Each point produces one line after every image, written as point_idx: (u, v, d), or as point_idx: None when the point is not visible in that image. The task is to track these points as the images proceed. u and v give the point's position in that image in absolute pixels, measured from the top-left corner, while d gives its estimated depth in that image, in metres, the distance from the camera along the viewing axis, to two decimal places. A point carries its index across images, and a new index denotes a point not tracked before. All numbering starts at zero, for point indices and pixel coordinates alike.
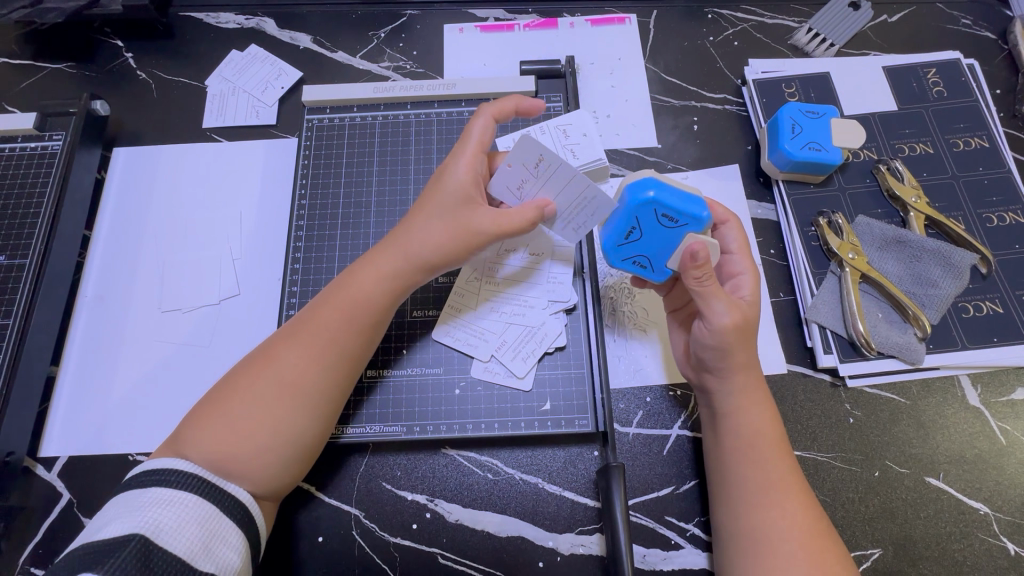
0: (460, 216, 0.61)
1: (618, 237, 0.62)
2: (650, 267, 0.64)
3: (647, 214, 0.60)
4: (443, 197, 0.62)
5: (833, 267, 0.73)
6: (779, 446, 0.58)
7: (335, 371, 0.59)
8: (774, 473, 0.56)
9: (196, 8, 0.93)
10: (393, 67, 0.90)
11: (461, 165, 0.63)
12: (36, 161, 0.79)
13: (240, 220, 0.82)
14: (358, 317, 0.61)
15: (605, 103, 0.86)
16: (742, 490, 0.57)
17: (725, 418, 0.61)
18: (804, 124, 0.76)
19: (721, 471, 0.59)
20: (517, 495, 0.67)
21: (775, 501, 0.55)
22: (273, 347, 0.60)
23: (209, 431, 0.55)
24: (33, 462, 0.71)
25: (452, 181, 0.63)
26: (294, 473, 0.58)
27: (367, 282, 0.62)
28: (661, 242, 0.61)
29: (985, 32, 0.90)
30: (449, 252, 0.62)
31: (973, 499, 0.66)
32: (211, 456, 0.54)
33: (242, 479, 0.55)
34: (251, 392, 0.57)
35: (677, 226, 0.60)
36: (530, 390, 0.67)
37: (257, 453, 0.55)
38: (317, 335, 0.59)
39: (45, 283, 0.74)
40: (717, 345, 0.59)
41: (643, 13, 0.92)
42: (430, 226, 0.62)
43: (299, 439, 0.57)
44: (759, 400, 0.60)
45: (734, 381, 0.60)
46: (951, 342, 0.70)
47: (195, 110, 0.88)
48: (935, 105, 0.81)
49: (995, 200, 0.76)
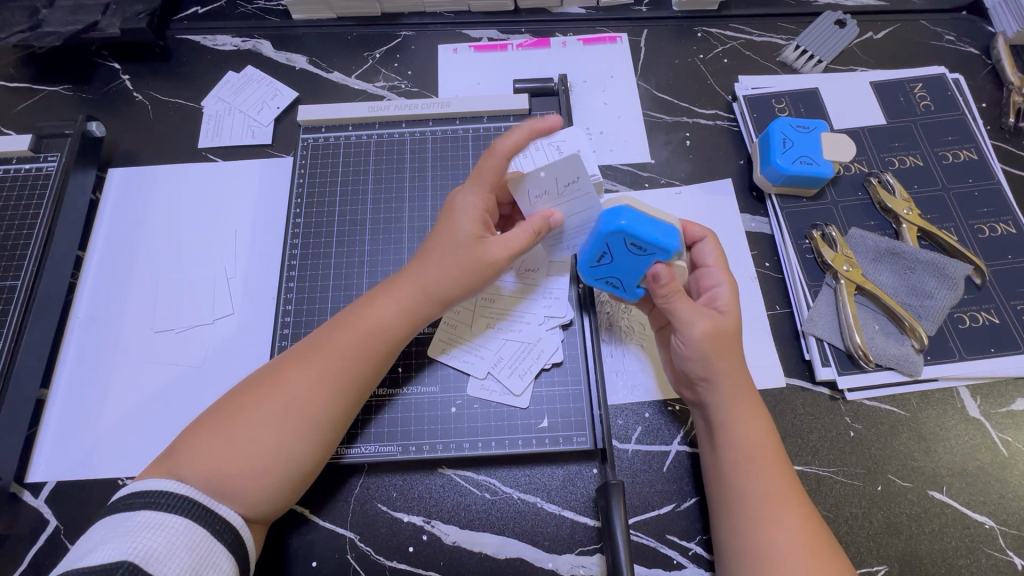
0: (471, 250, 0.61)
1: (590, 259, 0.63)
2: (622, 286, 0.65)
3: (616, 241, 0.60)
4: (453, 232, 0.62)
5: (829, 280, 0.73)
6: (776, 457, 0.57)
7: (342, 398, 0.59)
8: (772, 485, 0.56)
9: (193, 30, 0.95)
10: (389, 86, 0.91)
11: (469, 199, 0.63)
12: (31, 182, 0.79)
13: (235, 239, 0.82)
14: (369, 342, 0.60)
15: (598, 120, 0.87)
16: (742, 505, 0.56)
17: (721, 431, 0.60)
18: (795, 138, 0.76)
19: (721, 485, 0.58)
20: (515, 516, 0.66)
21: (775, 515, 0.54)
22: (284, 366, 0.59)
23: (209, 450, 0.54)
24: (20, 488, 0.69)
25: (462, 216, 0.63)
26: (287, 498, 0.57)
27: (379, 305, 0.62)
28: (631, 265, 0.62)
29: (969, 48, 0.92)
30: (462, 286, 0.62)
31: (977, 513, 0.65)
32: (206, 477, 0.53)
33: (235, 502, 0.54)
34: (255, 413, 0.56)
35: (647, 253, 0.60)
36: (527, 406, 0.67)
37: (253, 477, 0.54)
38: (326, 356, 0.59)
39: (37, 304, 0.74)
40: (695, 358, 0.60)
41: (634, 32, 0.94)
42: (441, 259, 0.61)
43: (298, 466, 0.56)
44: (754, 411, 0.60)
45: (723, 391, 0.60)
46: (950, 353, 0.69)
47: (191, 130, 0.88)
48: (923, 118, 0.83)
49: (986, 211, 0.77)
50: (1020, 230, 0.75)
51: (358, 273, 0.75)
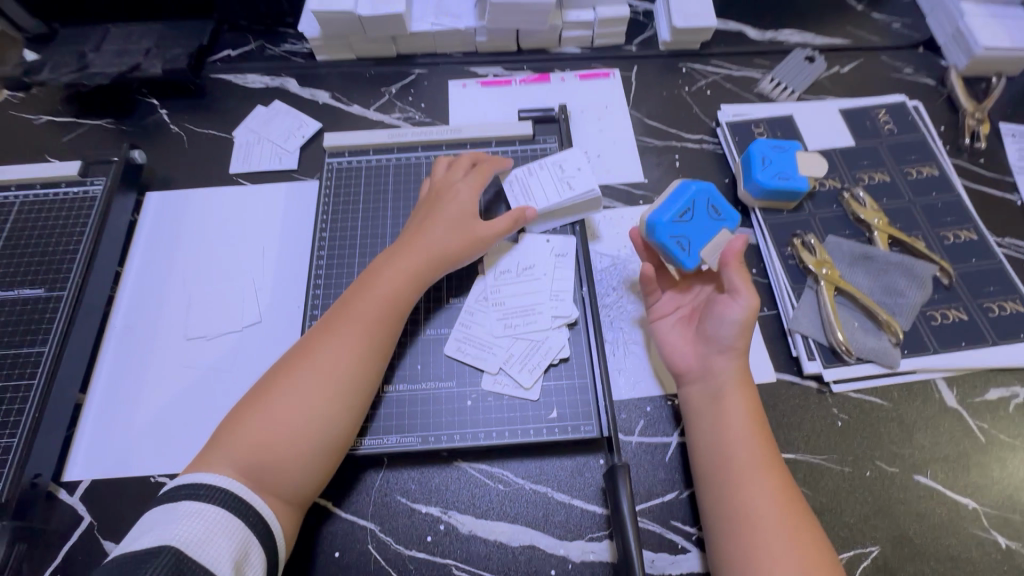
0: (468, 225, 0.75)
1: (673, 213, 0.75)
2: (688, 249, 0.74)
3: (701, 203, 0.76)
4: (453, 211, 0.75)
5: (810, 282, 0.80)
6: (762, 428, 0.64)
7: (363, 365, 0.65)
8: (758, 452, 0.62)
9: (226, 70, 1.05)
10: (404, 117, 1.00)
11: (466, 185, 0.78)
12: (77, 204, 0.86)
13: (263, 254, 0.88)
14: (388, 314, 0.68)
15: (595, 145, 0.96)
16: (729, 470, 0.62)
17: (715, 402, 0.66)
18: (773, 157, 0.85)
19: (710, 453, 0.64)
20: (527, 505, 0.70)
21: (761, 478, 0.60)
22: (305, 347, 0.65)
23: (248, 431, 0.59)
24: (56, 487, 0.73)
25: (460, 198, 0.76)
26: (326, 467, 0.62)
27: (394, 284, 0.70)
28: (702, 229, 0.75)
29: (925, 79, 1.02)
30: (461, 254, 0.74)
31: (961, 495, 0.70)
32: (253, 451, 0.58)
33: (279, 471, 0.59)
34: (290, 386, 0.62)
35: (718, 220, 0.76)
36: (537, 399, 0.72)
37: (294, 447, 0.59)
38: (350, 329, 0.66)
39: (81, 313, 0.80)
40: (742, 320, 0.67)
41: (625, 68, 1.04)
42: (446, 232, 0.74)
43: (332, 431, 0.62)
44: (744, 385, 0.67)
45: (728, 364, 0.68)
46: (924, 346, 0.76)
47: (224, 157, 0.97)
48: (888, 140, 0.92)
49: (949, 220, 0.85)
50: (981, 236, 0.83)
51: None
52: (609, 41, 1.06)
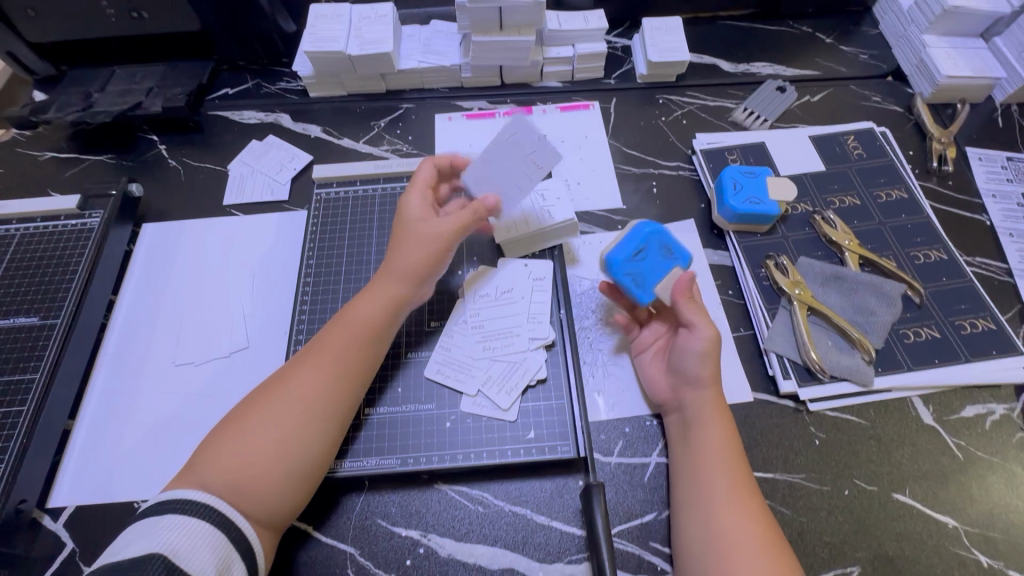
0: (420, 230, 0.74)
1: (626, 253, 0.75)
2: (641, 286, 0.75)
3: (654, 242, 0.76)
4: (405, 224, 0.76)
5: (784, 302, 0.81)
6: (738, 455, 0.66)
7: (341, 389, 0.67)
8: (735, 478, 0.64)
9: (224, 107, 1.10)
10: (392, 149, 1.04)
11: (414, 198, 0.78)
12: (75, 235, 0.90)
13: (253, 281, 0.91)
14: (362, 338, 0.70)
15: (575, 173, 0.99)
16: (706, 495, 0.63)
17: (693, 430, 0.68)
18: (744, 182, 0.88)
19: (688, 478, 0.66)
20: (506, 527, 0.70)
21: (738, 504, 0.61)
22: (286, 372, 0.67)
23: (224, 452, 0.61)
24: (40, 513, 0.73)
25: (410, 210, 0.77)
26: (300, 491, 0.63)
27: (366, 308, 0.71)
28: (656, 266, 0.76)
29: (893, 107, 1.06)
30: (421, 261, 0.73)
31: (941, 513, 0.70)
32: (227, 474, 0.59)
33: (253, 496, 0.59)
34: (266, 411, 0.63)
35: (670, 258, 0.76)
36: (515, 420, 0.73)
37: (269, 469, 0.60)
38: (324, 355, 0.68)
39: (72, 341, 0.82)
40: (700, 352, 0.69)
41: (604, 100, 1.09)
42: (405, 247, 0.74)
43: (307, 455, 0.63)
44: (721, 414, 0.68)
45: (702, 394, 0.69)
46: (898, 364, 0.77)
47: (218, 189, 1.01)
48: (857, 164, 0.95)
49: (919, 240, 0.87)
50: (950, 256, 0.85)
51: None
52: (588, 75, 1.11)
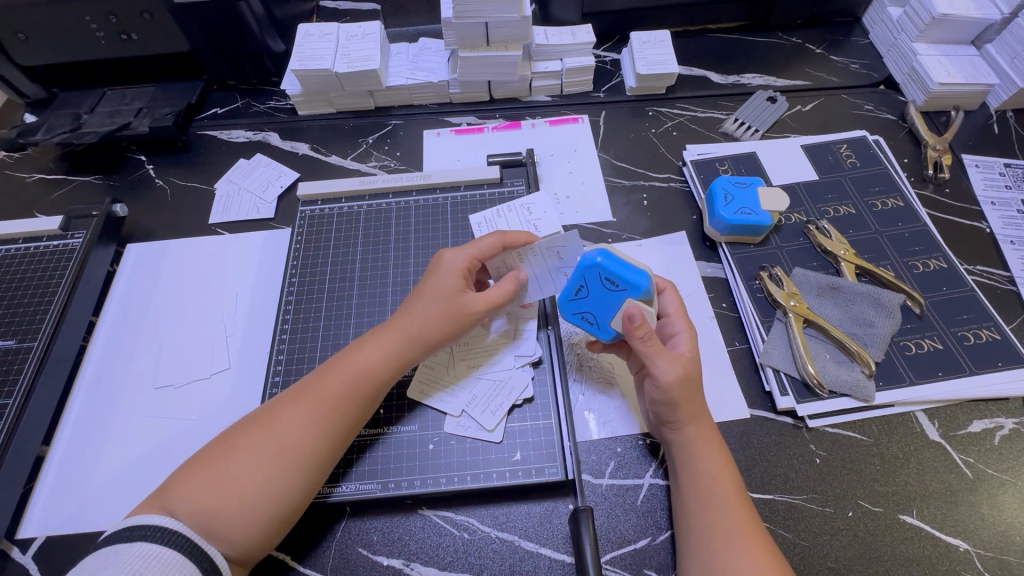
0: (455, 301, 0.69)
1: (569, 291, 0.69)
2: (597, 324, 0.69)
3: (593, 274, 0.67)
4: (440, 286, 0.70)
5: (779, 315, 0.79)
6: (738, 492, 0.61)
7: (331, 437, 0.63)
8: (738, 518, 0.59)
9: (212, 127, 1.10)
10: (380, 165, 1.03)
11: (457, 255, 0.71)
12: (57, 256, 0.89)
13: (236, 301, 0.89)
14: (361, 387, 0.66)
15: (564, 186, 0.98)
16: (711, 540, 0.58)
17: (684, 470, 0.63)
18: (735, 193, 0.86)
19: (689, 520, 0.61)
20: (493, 555, 0.67)
21: (746, 546, 0.57)
22: (276, 408, 0.64)
23: (198, 487, 0.58)
24: (9, 545, 0.70)
25: (449, 271, 0.71)
26: (274, 536, 0.60)
27: (370, 354, 0.67)
28: (606, 300, 0.67)
29: (886, 115, 1.05)
30: (444, 333, 0.69)
31: (950, 535, 0.66)
32: (198, 512, 0.56)
33: (221, 539, 0.56)
34: (249, 452, 0.60)
35: (619, 291, 0.66)
36: (500, 441, 0.71)
37: (244, 512, 0.57)
38: (318, 400, 0.64)
39: (48, 365, 0.80)
40: (666, 399, 0.63)
41: (594, 113, 1.08)
42: (427, 306, 0.69)
43: (287, 503, 0.60)
44: (713, 448, 0.64)
45: (687, 431, 0.64)
46: (900, 378, 0.74)
47: (204, 208, 1.00)
48: (851, 173, 0.93)
49: (918, 249, 0.85)
50: (950, 264, 0.83)
51: (345, 324, 0.82)
52: (578, 89, 1.10)
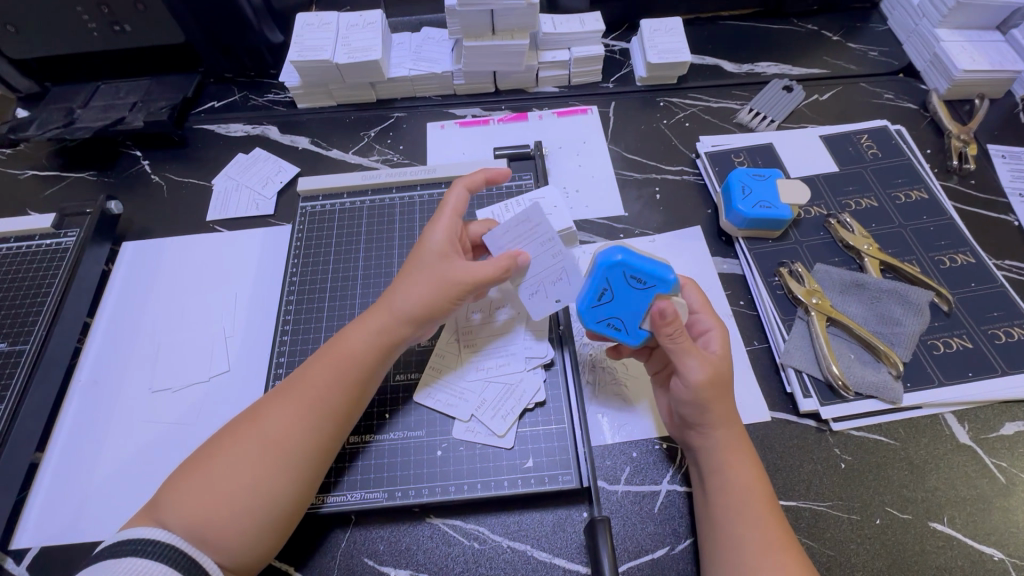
0: (438, 270, 0.66)
1: (592, 298, 0.66)
2: (626, 329, 0.66)
3: (617, 276, 0.64)
4: (423, 260, 0.68)
5: (800, 313, 0.76)
6: (770, 503, 0.58)
7: (321, 430, 0.60)
8: (770, 531, 0.56)
9: (209, 121, 1.06)
10: (382, 159, 1.00)
11: (437, 229, 0.69)
12: (50, 255, 0.86)
13: (234, 301, 0.86)
14: (349, 375, 0.63)
15: (574, 180, 0.95)
16: (739, 556, 0.55)
17: (712, 479, 0.60)
18: (753, 185, 0.82)
19: (716, 533, 0.58)
20: (505, 566, 0.64)
21: (778, 562, 0.54)
22: (263, 405, 0.61)
23: (188, 494, 0.55)
24: (3, 556, 0.68)
25: (431, 244, 0.68)
26: (272, 541, 0.57)
27: (358, 341, 0.64)
28: (632, 302, 0.65)
29: (907, 104, 1.01)
30: (430, 305, 0.65)
31: (983, 544, 0.63)
32: (189, 520, 0.54)
33: (214, 548, 0.53)
34: (236, 451, 0.57)
35: (647, 287, 0.64)
36: (511, 447, 0.68)
37: (235, 517, 0.55)
38: (306, 392, 0.61)
39: (41, 369, 0.77)
40: (695, 401, 0.61)
41: (603, 104, 1.04)
42: (412, 283, 0.66)
43: (280, 504, 0.57)
44: (744, 458, 0.61)
45: (717, 437, 0.61)
46: (928, 378, 0.71)
47: (202, 205, 0.96)
48: (873, 164, 0.90)
49: (944, 243, 0.81)
50: (978, 259, 0.79)
51: (348, 325, 0.79)
52: (586, 79, 1.06)
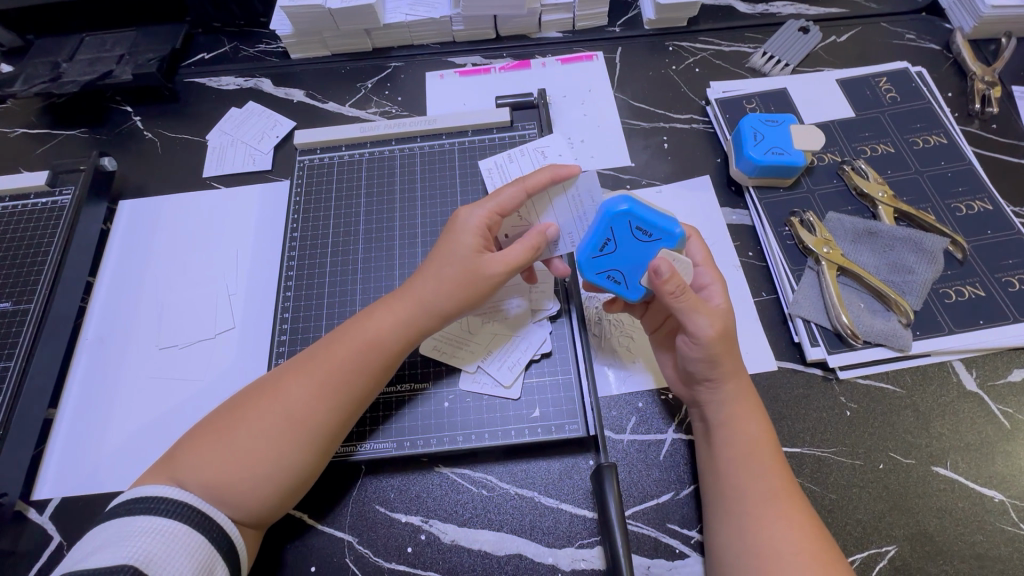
0: (469, 266, 0.62)
1: (593, 248, 0.63)
2: (625, 283, 0.64)
3: (622, 226, 0.61)
4: (454, 246, 0.63)
5: (811, 263, 0.74)
6: (775, 453, 0.59)
7: (341, 410, 0.60)
8: (774, 481, 0.57)
9: (199, 74, 1.02)
10: (381, 111, 0.97)
11: (475, 212, 0.64)
12: (47, 214, 0.85)
13: (236, 258, 0.85)
14: (370, 355, 0.61)
15: (579, 130, 0.91)
16: (746, 504, 0.56)
17: (720, 430, 0.61)
18: (766, 132, 0.79)
19: (719, 481, 0.59)
20: (513, 511, 0.65)
21: (780, 510, 0.55)
22: (285, 377, 0.60)
23: (207, 457, 0.56)
24: (25, 506, 0.70)
25: (464, 230, 0.63)
26: (285, 502, 0.58)
27: (381, 319, 0.63)
28: (633, 254, 0.62)
29: (930, 44, 0.96)
30: (459, 302, 0.63)
31: (984, 487, 0.64)
32: (204, 481, 0.55)
33: (230, 508, 0.55)
34: (257, 423, 0.57)
35: (651, 239, 0.62)
36: (518, 397, 0.69)
37: (254, 483, 0.55)
38: (326, 370, 0.60)
39: (47, 326, 0.77)
40: (706, 356, 0.60)
41: (609, 50, 1.00)
42: (441, 274, 0.63)
43: (296, 475, 0.57)
44: (751, 410, 0.61)
45: (725, 391, 0.61)
46: (938, 326, 0.70)
47: (197, 161, 0.94)
48: (891, 109, 0.86)
49: (961, 190, 0.79)
50: (996, 206, 0.77)
51: (352, 279, 0.78)
52: (591, 24, 1.01)
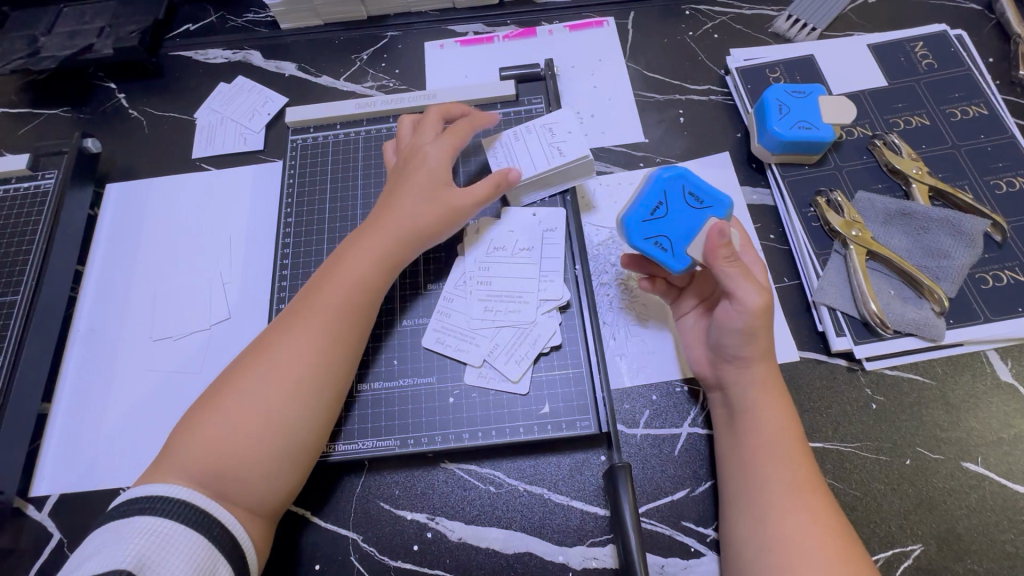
0: (439, 195, 0.65)
1: (644, 210, 0.61)
2: (670, 250, 0.60)
3: (676, 191, 0.61)
4: (420, 179, 0.66)
5: (838, 247, 0.70)
6: (801, 443, 0.56)
7: (328, 357, 0.59)
8: (798, 475, 0.53)
9: (185, 47, 0.96)
10: (377, 85, 0.91)
11: (437, 147, 0.68)
12: (31, 200, 0.81)
13: (229, 244, 0.82)
14: (350, 297, 0.61)
15: (589, 103, 0.86)
16: (766, 498, 0.53)
17: (745, 420, 0.57)
18: (791, 104, 0.74)
19: (739, 473, 0.56)
20: (522, 508, 0.63)
21: (802, 506, 0.52)
22: (266, 339, 0.60)
23: (204, 434, 0.54)
24: (23, 503, 0.69)
25: (430, 163, 0.67)
26: (294, 467, 0.57)
27: (358, 263, 0.63)
28: (686, 220, 0.60)
29: (970, 4, 0.88)
30: (433, 227, 0.65)
31: (1017, 483, 0.61)
32: (205, 464, 0.53)
33: (239, 487, 0.53)
34: (246, 386, 0.56)
35: (703, 208, 0.60)
36: (526, 392, 0.66)
37: (256, 447, 0.54)
38: (308, 321, 0.60)
39: (36, 319, 0.74)
40: (744, 330, 0.56)
41: (620, 15, 0.93)
42: (413, 208, 0.65)
43: (298, 430, 0.56)
44: (776, 397, 0.57)
45: (753, 372, 0.58)
46: (973, 315, 0.66)
47: (186, 142, 0.89)
48: (927, 76, 0.79)
49: (1002, 165, 0.73)
50: None
51: None
52: None
